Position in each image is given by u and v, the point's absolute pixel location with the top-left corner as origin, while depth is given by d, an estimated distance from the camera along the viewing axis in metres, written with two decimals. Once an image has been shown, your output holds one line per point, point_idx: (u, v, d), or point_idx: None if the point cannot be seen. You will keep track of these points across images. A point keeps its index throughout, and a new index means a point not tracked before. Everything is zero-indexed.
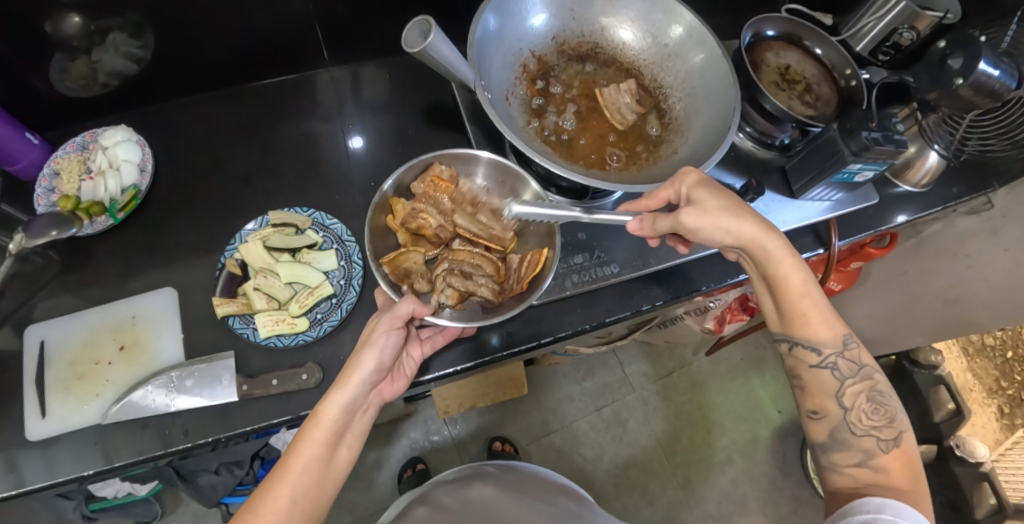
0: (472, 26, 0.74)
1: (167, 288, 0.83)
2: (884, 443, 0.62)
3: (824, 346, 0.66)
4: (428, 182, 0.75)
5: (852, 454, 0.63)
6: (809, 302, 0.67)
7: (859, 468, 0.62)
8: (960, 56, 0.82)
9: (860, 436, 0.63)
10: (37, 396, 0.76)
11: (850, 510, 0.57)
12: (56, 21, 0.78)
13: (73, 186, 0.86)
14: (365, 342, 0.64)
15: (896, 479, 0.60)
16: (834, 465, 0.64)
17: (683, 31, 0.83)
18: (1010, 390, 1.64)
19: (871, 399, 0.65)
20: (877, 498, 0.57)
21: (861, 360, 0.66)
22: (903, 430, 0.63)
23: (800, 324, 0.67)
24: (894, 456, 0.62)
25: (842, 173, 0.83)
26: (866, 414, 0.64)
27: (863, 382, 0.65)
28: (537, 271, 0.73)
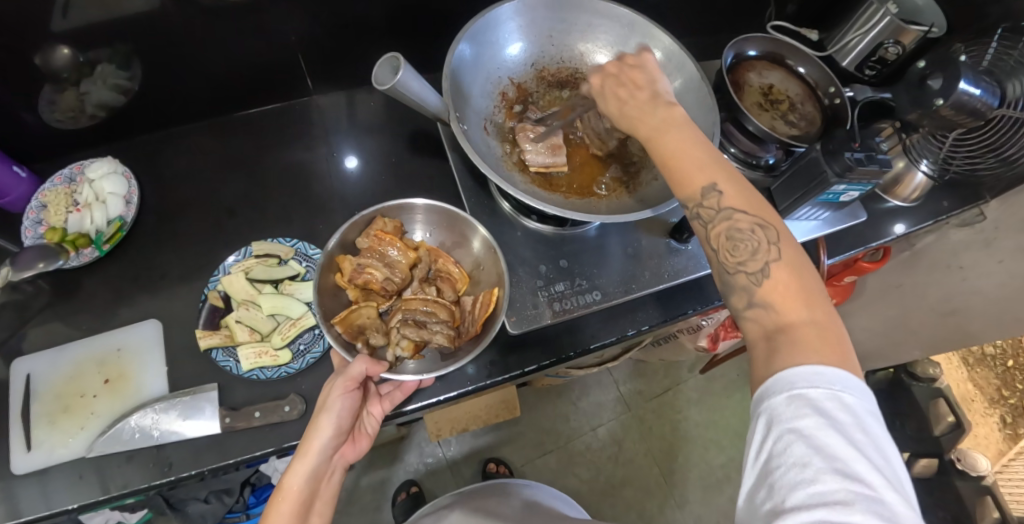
0: (448, 55, 0.76)
1: (152, 319, 0.83)
2: (755, 277, 0.54)
3: (688, 201, 0.59)
4: (372, 237, 0.77)
5: (740, 296, 0.55)
6: (681, 150, 0.61)
7: (754, 310, 0.54)
8: (940, 76, 0.83)
9: (734, 275, 0.56)
10: (22, 430, 0.76)
11: (764, 400, 0.49)
12: (46, 54, 0.79)
13: (60, 218, 0.87)
14: (323, 407, 0.66)
15: (786, 313, 0.52)
16: (737, 314, 0.56)
17: (662, 55, 0.84)
18: (1012, 400, 1.62)
19: (736, 236, 0.56)
20: (786, 366, 0.49)
21: (722, 203, 0.57)
22: (777, 258, 0.54)
23: (670, 177, 0.61)
24: (773, 287, 0.53)
25: (826, 194, 0.83)
26: (733, 251, 0.56)
27: (725, 220, 0.57)
28: (489, 311, 0.74)
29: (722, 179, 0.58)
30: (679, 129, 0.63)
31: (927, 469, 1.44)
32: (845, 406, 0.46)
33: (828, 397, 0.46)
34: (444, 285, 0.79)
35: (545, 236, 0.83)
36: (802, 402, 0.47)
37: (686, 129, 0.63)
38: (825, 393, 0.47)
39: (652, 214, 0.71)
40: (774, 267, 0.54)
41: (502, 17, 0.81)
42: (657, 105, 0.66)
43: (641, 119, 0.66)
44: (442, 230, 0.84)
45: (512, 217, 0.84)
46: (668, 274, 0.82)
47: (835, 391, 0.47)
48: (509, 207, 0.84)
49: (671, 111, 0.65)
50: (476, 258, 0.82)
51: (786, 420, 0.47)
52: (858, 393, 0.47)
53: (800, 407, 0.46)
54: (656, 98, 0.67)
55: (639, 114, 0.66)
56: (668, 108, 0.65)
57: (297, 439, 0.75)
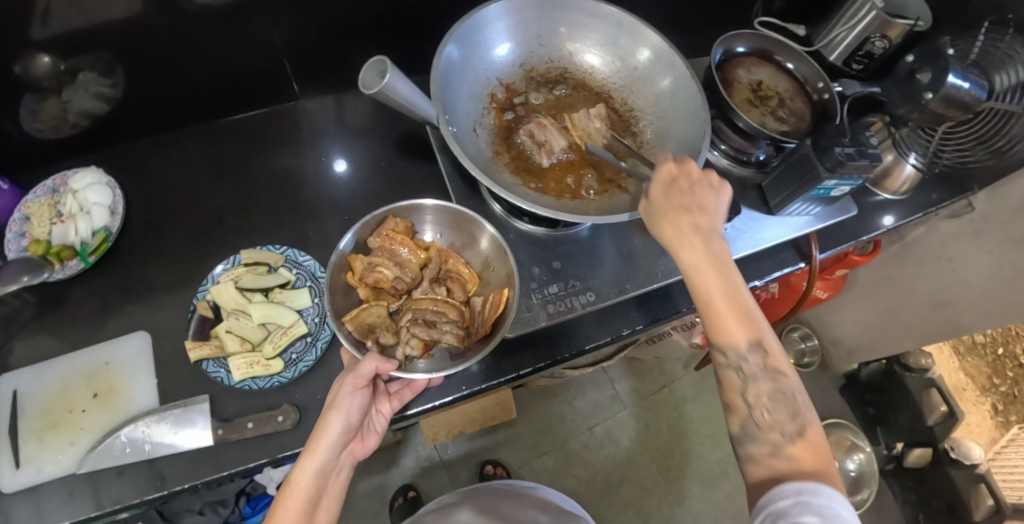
0: (436, 58, 0.75)
1: (140, 331, 0.82)
2: (787, 437, 0.57)
3: (729, 350, 0.59)
4: (383, 237, 0.76)
5: (763, 447, 0.57)
6: (728, 295, 0.60)
7: (775, 460, 0.56)
8: (928, 70, 0.84)
9: (764, 431, 0.58)
10: (10, 448, 0.74)
11: (769, 501, 0.51)
12: (25, 63, 0.77)
13: (44, 229, 0.85)
14: (331, 405, 0.65)
15: (809, 465, 0.54)
16: (751, 458, 0.58)
17: (651, 53, 0.85)
18: (1003, 387, 1.62)
19: (774, 398, 0.59)
20: (794, 480, 0.52)
21: (765, 364, 0.59)
22: (807, 429, 0.57)
23: (712, 316, 0.60)
24: (803, 447, 0.56)
25: (818, 189, 0.82)
26: (770, 412, 0.58)
27: (767, 382, 0.59)
28: (500, 312, 0.73)
29: (766, 335, 0.59)
30: (730, 270, 0.61)
31: (920, 459, 1.47)
32: (844, 516, 0.48)
33: (829, 505, 0.49)
34: (454, 285, 0.79)
35: (538, 238, 0.83)
36: (805, 505, 0.49)
37: (734, 270, 0.61)
38: (826, 501, 0.49)
39: (629, 219, 0.72)
40: (805, 436, 0.57)
41: (490, 18, 0.80)
42: (711, 239, 0.62)
43: (680, 247, 0.62)
44: (452, 231, 0.83)
45: (503, 219, 0.84)
46: (661, 274, 0.82)
47: (835, 502, 0.49)
48: (500, 209, 0.83)
49: (724, 249, 0.62)
50: (486, 257, 0.81)
51: (789, 516, 0.49)
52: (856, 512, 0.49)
53: (803, 509, 0.49)
54: (712, 228, 0.63)
55: (687, 243, 0.62)
56: (722, 246, 0.62)
57: (293, 448, 0.75)
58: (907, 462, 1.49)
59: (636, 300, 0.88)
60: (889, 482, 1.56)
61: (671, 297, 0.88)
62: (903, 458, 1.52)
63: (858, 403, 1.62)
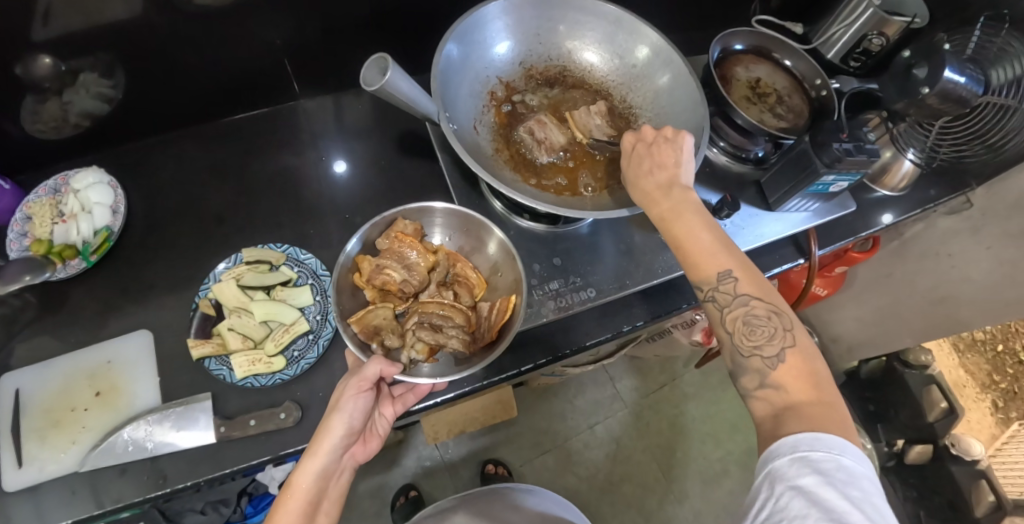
0: (436, 56, 0.75)
1: (142, 330, 0.82)
2: (770, 361, 0.57)
3: (704, 283, 0.61)
4: (392, 239, 0.77)
5: (752, 377, 0.57)
6: (698, 238, 0.63)
7: (765, 390, 0.56)
8: (924, 66, 0.84)
9: (749, 357, 0.58)
10: (12, 447, 0.74)
11: (768, 460, 0.51)
12: (27, 64, 0.77)
13: (46, 229, 0.85)
14: (334, 407, 0.65)
15: (797, 395, 0.54)
16: (746, 392, 0.58)
17: (649, 51, 0.85)
18: (1003, 384, 1.63)
19: (753, 322, 0.59)
20: (793, 433, 0.51)
21: (739, 289, 0.60)
22: (792, 345, 0.57)
23: (685, 260, 0.63)
24: (788, 370, 0.56)
25: (817, 185, 0.82)
26: (749, 335, 0.59)
27: (742, 306, 0.59)
28: (506, 318, 0.74)
29: (737, 264, 0.61)
30: (694, 213, 0.64)
31: (921, 455, 1.47)
32: (844, 467, 0.48)
33: (828, 459, 0.49)
34: (461, 290, 0.79)
35: (537, 235, 0.83)
36: (804, 462, 0.49)
37: (701, 214, 0.64)
38: (825, 455, 0.49)
39: (628, 214, 0.72)
40: (789, 353, 0.57)
41: (489, 16, 0.81)
42: (673, 189, 0.67)
43: (652, 201, 0.67)
44: (461, 235, 0.83)
45: (503, 217, 0.84)
46: (661, 270, 0.82)
47: (834, 454, 0.49)
48: (501, 206, 0.84)
49: (687, 195, 0.66)
50: (492, 262, 0.81)
51: (789, 476, 0.49)
52: (857, 458, 0.49)
53: (802, 466, 0.49)
54: (673, 181, 0.67)
55: (651, 198, 0.67)
56: (685, 192, 0.66)
57: (294, 446, 0.75)
58: (909, 459, 1.50)
59: (636, 296, 0.88)
60: (889, 479, 1.57)
61: (671, 293, 0.89)
62: (904, 455, 1.52)
63: (859, 400, 1.62)
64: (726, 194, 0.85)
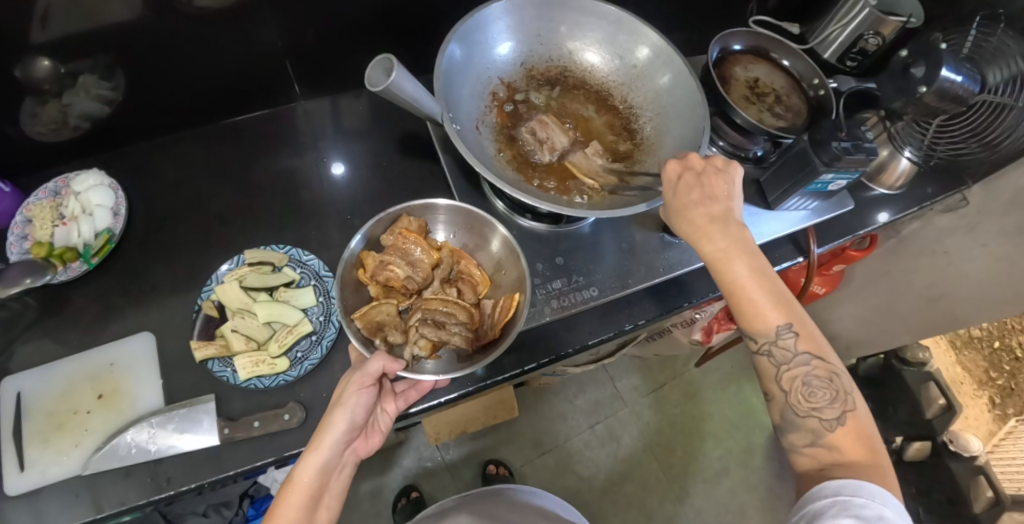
0: (438, 57, 0.76)
1: (144, 332, 0.82)
2: (827, 423, 0.59)
3: (758, 335, 0.62)
4: (396, 235, 0.77)
5: (804, 435, 0.60)
6: (753, 286, 0.62)
7: (815, 449, 0.59)
8: (922, 64, 0.85)
9: (804, 417, 0.60)
10: (13, 450, 0.74)
11: (809, 501, 0.54)
12: (27, 66, 0.77)
13: (46, 232, 0.85)
14: (337, 402, 0.65)
15: (851, 455, 0.56)
16: (795, 447, 0.61)
17: (650, 51, 0.86)
18: (999, 380, 1.64)
19: (811, 382, 0.60)
20: (836, 478, 0.54)
21: (798, 346, 0.61)
22: (851, 409, 0.59)
23: (739, 308, 0.63)
24: (845, 432, 0.58)
25: (815, 183, 0.83)
26: (808, 397, 0.60)
27: (802, 365, 0.61)
28: (509, 316, 0.74)
29: (796, 319, 0.61)
30: (751, 259, 0.63)
31: (920, 452, 1.47)
32: (884, 516, 0.50)
33: (869, 506, 0.51)
34: (465, 287, 0.79)
35: (539, 234, 0.84)
36: (843, 506, 0.51)
37: (755, 260, 0.63)
38: (866, 502, 0.51)
39: (648, 207, 0.73)
40: (847, 417, 0.58)
41: (491, 17, 0.81)
42: (727, 227, 0.65)
43: (702, 239, 0.66)
44: (465, 231, 0.83)
45: (505, 216, 0.84)
46: (662, 269, 0.83)
47: (875, 502, 0.51)
48: (503, 206, 0.84)
49: (742, 236, 0.65)
50: (496, 259, 0.82)
51: (827, 517, 0.51)
52: (898, 510, 0.51)
53: (841, 510, 0.51)
54: (728, 216, 0.66)
55: (703, 236, 0.65)
56: (740, 233, 0.65)
57: (297, 447, 0.75)
58: (907, 456, 1.49)
59: (637, 295, 0.89)
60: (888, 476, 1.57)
61: (672, 292, 0.89)
62: (902, 452, 1.51)
63: None
64: None
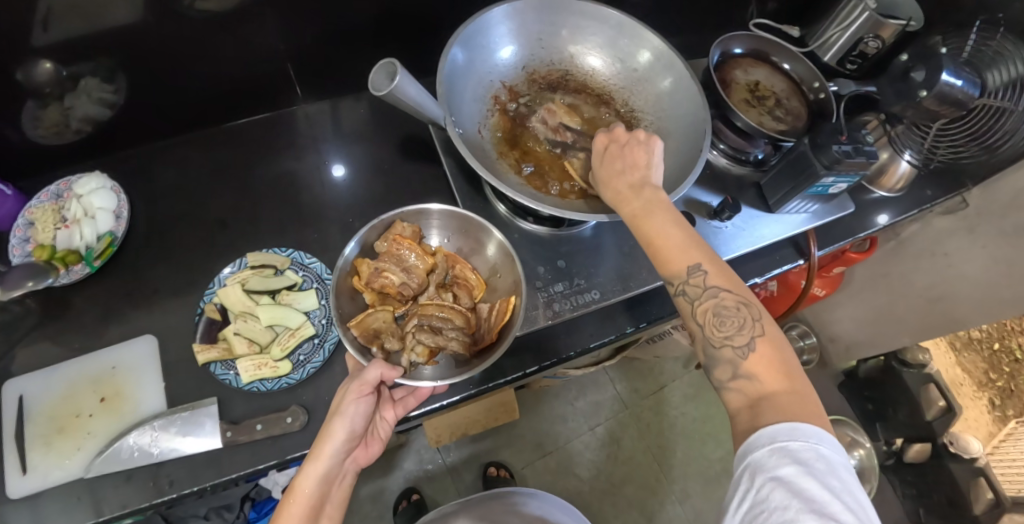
0: (441, 60, 0.76)
1: (146, 335, 0.82)
2: (741, 351, 0.57)
3: (674, 277, 0.62)
4: (390, 241, 0.77)
5: (725, 368, 0.58)
6: (666, 235, 0.63)
7: (738, 381, 0.57)
8: (922, 69, 0.85)
9: (720, 349, 0.59)
10: (16, 454, 0.74)
11: (748, 452, 0.52)
12: (28, 69, 0.77)
13: (49, 234, 0.86)
14: (335, 412, 0.66)
15: (769, 384, 0.55)
16: (720, 385, 0.59)
17: (651, 55, 0.86)
18: (999, 382, 1.64)
19: (722, 312, 0.59)
20: (771, 423, 0.52)
21: (709, 281, 0.60)
22: (761, 335, 0.58)
23: (655, 257, 0.63)
24: (759, 361, 0.57)
25: (816, 187, 0.84)
26: (719, 327, 0.59)
27: (713, 298, 0.60)
28: (505, 319, 0.74)
29: (708, 260, 0.61)
30: (666, 213, 0.64)
31: (920, 453, 1.48)
32: (822, 457, 0.49)
33: (806, 448, 0.49)
34: (460, 291, 0.80)
35: (541, 237, 0.84)
36: (782, 453, 0.49)
37: (672, 214, 0.64)
38: (803, 445, 0.49)
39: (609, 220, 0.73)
40: (758, 341, 0.57)
41: (493, 21, 0.81)
42: (643, 190, 0.66)
43: (624, 199, 0.67)
44: (459, 236, 0.84)
45: (507, 220, 0.85)
46: None
47: (812, 444, 0.50)
48: (505, 209, 0.84)
49: (658, 194, 0.66)
50: (492, 264, 0.82)
51: (768, 468, 0.49)
52: (834, 447, 0.50)
53: (781, 457, 0.49)
54: (645, 181, 0.67)
55: (622, 197, 0.67)
56: (656, 191, 0.66)
57: (300, 450, 0.75)
58: (907, 457, 1.51)
59: (638, 298, 0.89)
60: (888, 477, 1.58)
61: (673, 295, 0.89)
62: (903, 454, 1.53)
63: (857, 399, 1.64)
64: (728, 196, 0.86)
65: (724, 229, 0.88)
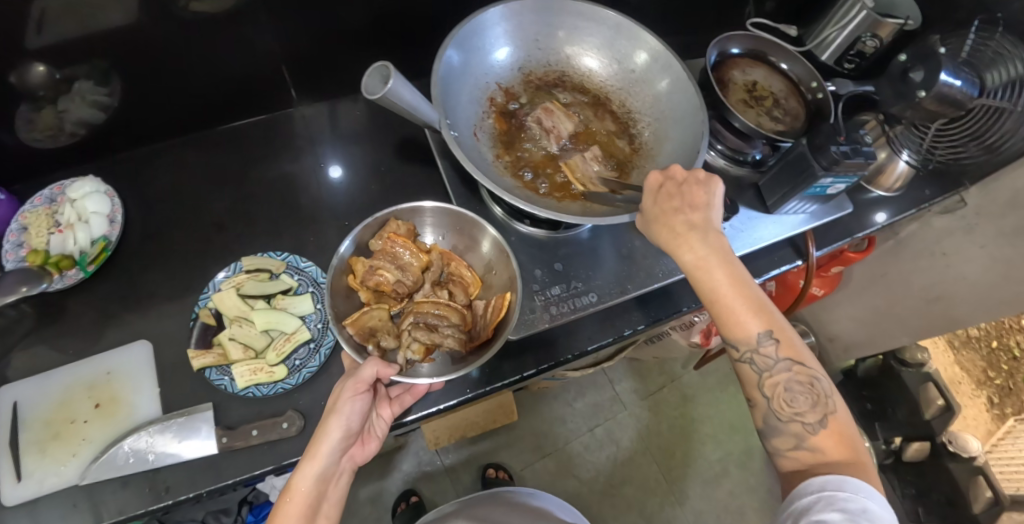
0: (436, 63, 0.75)
1: (142, 340, 0.82)
2: (810, 427, 0.58)
3: (740, 344, 0.60)
4: (384, 239, 0.77)
5: (787, 439, 0.59)
6: (731, 294, 0.60)
7: (799, 452, 0.58)
8: (921, 69, 0.85)
9: (787, 423, 0.59)
10: (11, 460, 0.74)
11: (796, 497, 0.54)
12: (22, 72, 0.76)
13: (43, 239, 0.84)
14: (331, 410, 0.65)
15: (834, 456, 0.57)
16: (778, 451, 0.60)
17: (648, 56, 0.86)
18: (997, 380, 1.64)
19: (792, 388, 0.60)
20: (821, 475, 0.54)
21: (779, 354, 0.59)
22: (831, 412, 0.58)
23: (720, 318, 0.61)
24: (827, 435, 0.58)
25: (814, 188, 0.83)
26: (790, 402, 0.59)
27: (783, 372, 0.59)
28: (502, 316, 0.74)
29: (777, 327, 0.60)
30: (731, 268, 0.61)
31: (919, 453, 1.47)
32: (869, 509, 0.50)
33: (854, 499, 0.50)
34: (456, 288, 0.79)
35: (538, 240, 0.83)
36: (829, 501, 0.51)
37: (734, 268, 0.61)
38: (851, 496, 0.51)
39: (630, 218, 0.72)
40: (828, 420, 0.58)
41: (489, 23, 0.81)
42: (707, 234, 0.63)
43: (684, 245, 0.63)
44: (454, 234, 0.83)
45: (504, 222, 0.84)
46: (661, 274, 0.83)
47: (860, 496, 0.51)
48: (501, 211, 0.84)
49: (722, 244, 0.62)
50: (487, 262, 0.81)
51: (814, 512, 0.51)
52: (882, 504, 0.51)
53: (827, 505, 0.51)
54: (707, 223, 0.63)
55: (682, 243, 0.63)
56: (720, 241, 0.62)
57: (296, 455, 0.75)
58: (906, 457, 1.50)
59: (635, 301, 0.89)
60: (887, 476, 1.58)
61: (671, 297, 0.89)
62: (902, 452, 1.52)
63: (856, 398, 1.63)
64: (726, 198, 0.85)
65: (722, 230, 0.88)
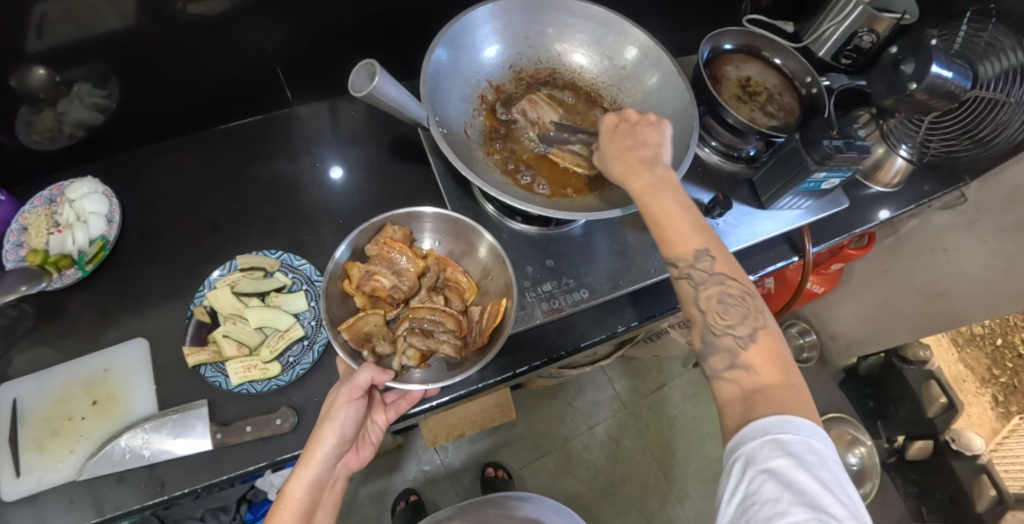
0: (425, 61, 0.76)
1: (138, 338, 0.82)
2: (742, 340, 0.58)
3: (679, 260, 0.62)
4: (381, 245, 0.77)
5: (721, 357, 0.58)
6: (674, 216, 0.63)
7: (734, 371, 0.57)
8: (911, 61, 0.84)
9: (720, 336, 0.59)
10: (9, 456, 0.75)
11: (740, 443, 0.51)
12: (21, 76, 0.78)
13: (42, 239, 0.85)
14: (327, 416, 0.65)
15: (765, 376, 0.55)
16: (715, 373, 0.58)
17: (638, 51, 0.86)
18: (1003, 378, 1.62)
19: (726, 301, 0.60)
20: (762, 416, 0.52)
21: (713, 268, 0.61)
22: (762, 326, 0.59)
23: (660, 237, 0.63)
24: (757, 351, 0.57)
25: (807, 182, 0.83)
26: (722, 315, 0.60)
27: (717, 285, 0.60)
28: (497, 322, 0.74)
29: (714, 245, 0.62)
30: (673, 192, 0.65)
31: (922, 450, 1.46)
32: (813, 449, 0.49)
33: (799, 441, 0.49)
34: (452, 294, 0.79)
35: (531, 237, 0.84)
36: (775, 445, 0.49)
37: (678, 194, 0.65)
38: (795, 437, 0.49)
39: (622, 214, 0.72)
40: (757, 332, 0.58)
41: (478, 20, 0.81)
42: (655, 164, 0.67)
43: (635, 172, 0.67)
44: (450, 239, 0.83)
45: (496, 219, 0.84)
46: (655, 270, 0.83)
47: (803, 436, 0.50)
48: (493, 209, 0.84)
49: (668, 174, 0.67)
50: (484, 265, 0.81)
51: (761, 460, 0.49)
52: (824, 439, 0.50)
53: (773, 450, 0.49)
54: (656, 157, 0.68)
55: (634, 171, 0.67)
56: (666, 171, 0.67)
57: (290, 451, 0.75)
58: (909, 455, 1.49)
59: (629, 297, 0.88)
60: (890, 475, 1.57)
61: (665, 294, 0.89)
62: (905, 451, 1.51)
63: (858, 397, 1.62)
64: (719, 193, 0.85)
65: (715, 226, 0.88)
